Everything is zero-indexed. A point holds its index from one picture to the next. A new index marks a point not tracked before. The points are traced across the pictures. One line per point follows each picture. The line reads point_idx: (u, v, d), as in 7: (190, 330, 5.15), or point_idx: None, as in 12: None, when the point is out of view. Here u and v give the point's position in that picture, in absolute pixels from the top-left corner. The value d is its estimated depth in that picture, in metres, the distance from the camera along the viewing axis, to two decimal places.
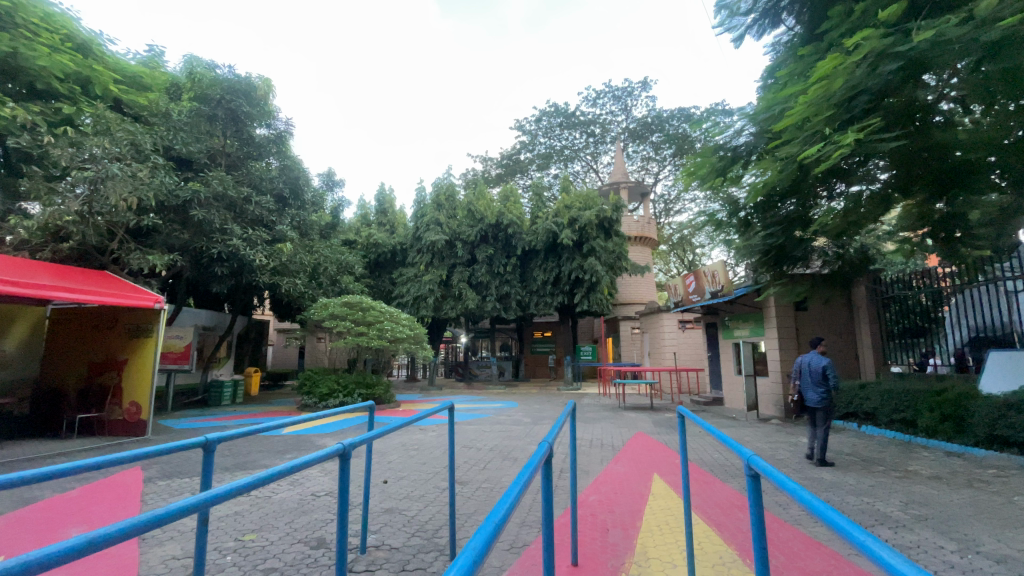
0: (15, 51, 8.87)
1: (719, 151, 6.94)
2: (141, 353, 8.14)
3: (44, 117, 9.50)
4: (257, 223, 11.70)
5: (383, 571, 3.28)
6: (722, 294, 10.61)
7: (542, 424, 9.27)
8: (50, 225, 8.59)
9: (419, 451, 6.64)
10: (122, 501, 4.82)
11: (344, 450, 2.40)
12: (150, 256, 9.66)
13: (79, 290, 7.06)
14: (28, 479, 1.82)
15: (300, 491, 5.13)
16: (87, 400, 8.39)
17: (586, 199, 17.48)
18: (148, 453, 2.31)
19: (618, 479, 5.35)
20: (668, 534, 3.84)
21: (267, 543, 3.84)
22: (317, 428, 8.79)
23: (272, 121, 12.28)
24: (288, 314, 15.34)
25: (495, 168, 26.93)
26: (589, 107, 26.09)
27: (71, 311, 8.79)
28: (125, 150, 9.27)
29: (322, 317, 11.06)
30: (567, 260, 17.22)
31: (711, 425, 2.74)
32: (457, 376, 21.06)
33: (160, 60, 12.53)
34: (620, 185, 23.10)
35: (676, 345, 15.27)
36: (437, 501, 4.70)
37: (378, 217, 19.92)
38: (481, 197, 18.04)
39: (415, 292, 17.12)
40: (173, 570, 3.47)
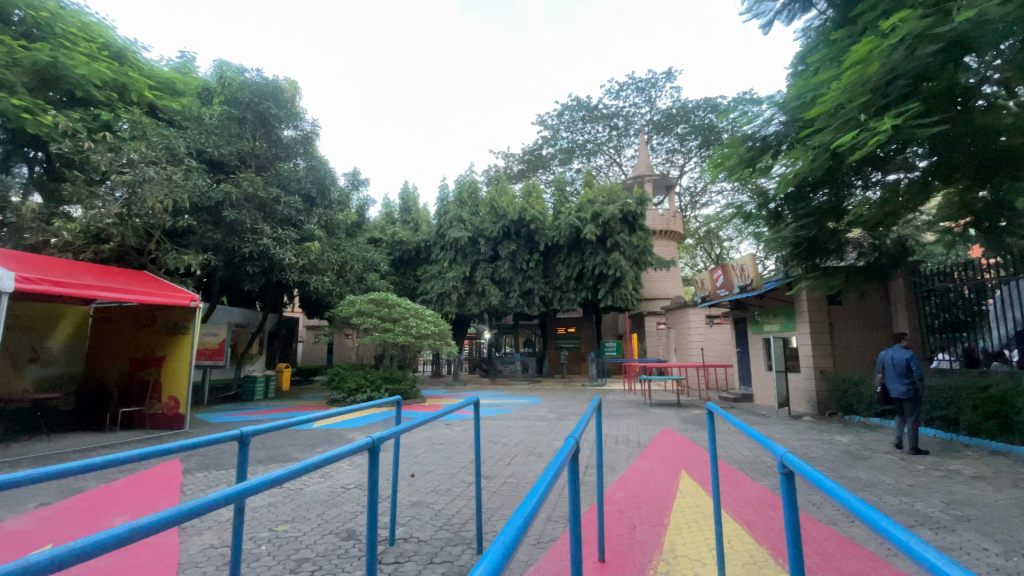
0: (55, 60, 9.32)
1: (747, 141, 6.77)
2: (179, 349, 8.45)
3: (85, 123, 9.93)
4: (286, 223, 11.97)
5: (412, 563, 3.34)
6: (751, 289, 10.33)
7: (567, 419, 9.25)
8: (92, 228, 8.98)
9: (445, 446, 6.72)
10: (163, 491, 5.05)
11: (374, 443, 2.43)
12: (186, 256, 10.01)
13: (120, 290, 7.36)
14: (75, 470, 1.90)
15: (330, 484, 5.26)
16: (129, 395, 8.76)
17: (610, 193, 17.35)
18: (186, 446, 2.39)
19: (644, 476, 5.30)
20: (696, 532, 3.78)
21: (300, 534, 3.95)
22: (346, 422, 8.97)
23: (299, 122, 12.47)
24: (317, 312, 15.69)
25: (517, 164, 26.82)
26: (611, 99, 25.76)
27: (112, 310, 9.18)
28: (160, 154, 9.63)
29: (350, 314, 11.25)
30: (590, 255, 17.05)
31: (740, 422, 2.67)
32: (481, 372, 21.24)
33: (192, 65, 13.02)
34: (645, 178, 22.79)
35: (703, 340, 15.01)
36: (464, 495, 4.75)
37: (402, 215, 20.17)
38: (503, 193, 17.98)
39: (439, 289, 17.32)
40: (210, 558, 3.61)
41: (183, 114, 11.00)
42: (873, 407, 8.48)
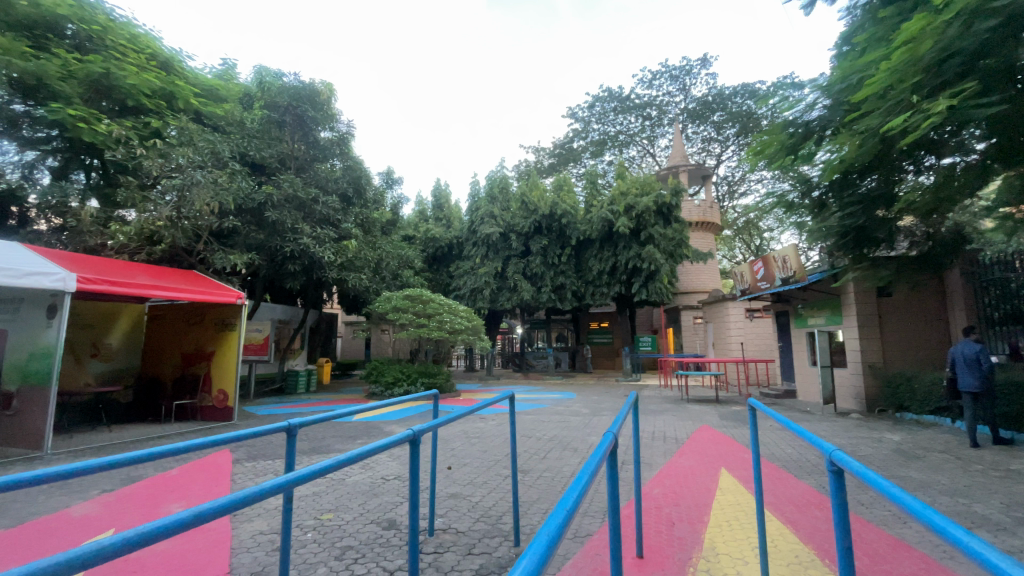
0: (108, 71, 9.93)
1: (789, 128, 6.51)
2: (227, 345, 8.86)
3: (136, 131, 10.49)
4: (325, 222, 12.31)
5: (450, 554, 3.41)
6: (794, 281, 9.94)
7: (602, 414, 9.18)
8: (145, 230, 9.52)
9: (480, 439, 6.80)
10: (215, 480, 5.33)
11: (414, 436, 2.49)
12: (231, 255, 10.44)
13: (171, 289, 7.73)
14: (137, 459, 2.04)
15: (371, 475, 5.42)
16: (182, 388, 9.24)
17: (643, 184, 17.00)
18: (236, 436, 2.51)
19: (682, 473, 5.21)
20: (738, 530, 3.70)
21: (343, 523, 4.09)
22: (385, 415, 9.19)
23: (335, 123, 12.64)
24: (355, 308, 16.11)
25: (548, 158, 26.51)
26: (644, 89, 25.22)
27: (165, 308, 9.69)
28: (206, 158, 10.08)
29: (386, 310, 11.49)
30: (623, 249, 16.80)
31: (785, 418, 2.58)
32: (514, 366, 21.32)
33: (233, 71, 13.54)
34: (679, 169, 22.26)
35: (743, 335, 14.59)
36: (500, 488, 4.79)
37: (435, 213, 20.38)
38: (534, 187, 17.90)
39: (471, 285, 17.57)
40: (260, 544, 3.80)
41: (227, 119, 11.46)
42: (927, 404, 8.03)
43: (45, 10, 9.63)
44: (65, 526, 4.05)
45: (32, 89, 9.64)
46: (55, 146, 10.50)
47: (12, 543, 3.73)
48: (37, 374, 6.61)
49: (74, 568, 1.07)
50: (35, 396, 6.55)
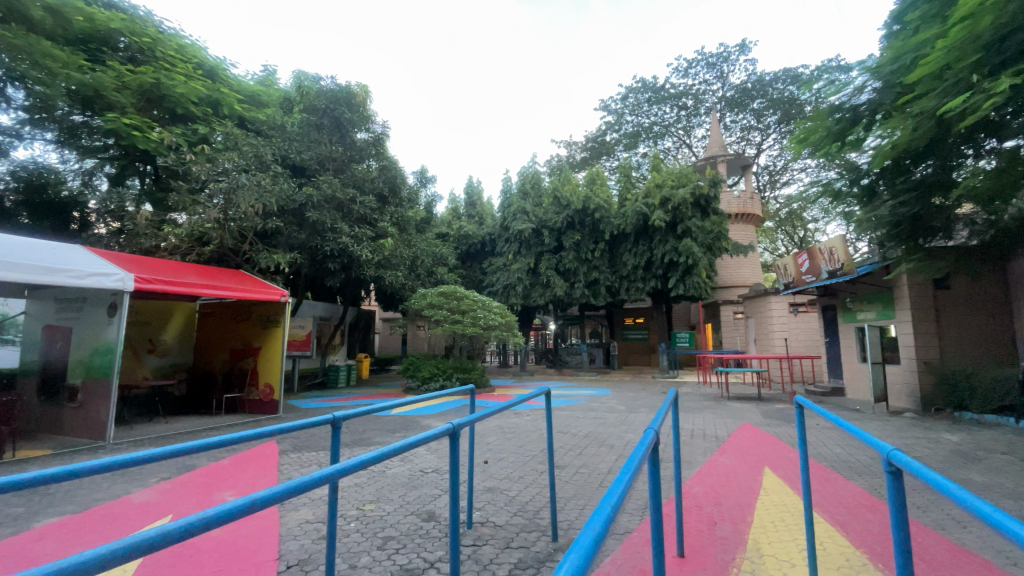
0: (159, 81, 10.51)
1: (835, 113, 6.22)
2: (272, 341, 9.24)
3: (186, 138, 11.03)
4: (362, 221, 12.61)
5: (489, 547, 3.45)
6: (842, 274, 9.51)
7: (638, 411, 9.05)
8: (195, 232, 10.01)
9: (516, 435, 6.83)
10: (264, 470, 5.57)
11: (454, 429, 2.53)
12: (275, 255, 10.83)
13: (220, 288, 8.09)
14: (195, 448, 2.17)
15: (410, 467, 5.54)
16: (231, 382, 9.68)
17: (680, 176, 16.61)
18: (283, 429, 2.61)
19: (724, 472, 5.08)
20: (783, 531, 3.59)
21: (384, 514, 4.20)
22: (422, 409, 9.36)
23: (371, 124, 12.95)
24: (392, 305, 16.45)
25: (581, 152, 26.14)
26: (679, 78, 24.59)
27: (214, 306, 10.15)
28: (250, 162, 10.49)
29: (422, 306, 11.68)
30: (659, 243, 16.47)
31: (836, 417, 2.48)
32: (548, 362, 21.27)
33: (273, 77, 14.05)
34: (717, 159, 21.60)
35: (786, 330, 14.07)
36: (536, 483, 4.81)
37: (468, 210, 20.49)
38: (567, 182, 17.79)
39: (505, 281, 17.65)
40: (307, 532, 3.95)
41: (268, 124, 11.84)
42: (989, 403, 7.54)
43: (99, 24, 10.24)
44: (129, 512, 4.34)
45: (90, 101, 10.26)
46: (111, 154, 11.18)
47: (82, 526, 4.03)
48: (100, 368, 7.07)
49: (144, 550, 1.14)
50: (98, 389, 7.02)
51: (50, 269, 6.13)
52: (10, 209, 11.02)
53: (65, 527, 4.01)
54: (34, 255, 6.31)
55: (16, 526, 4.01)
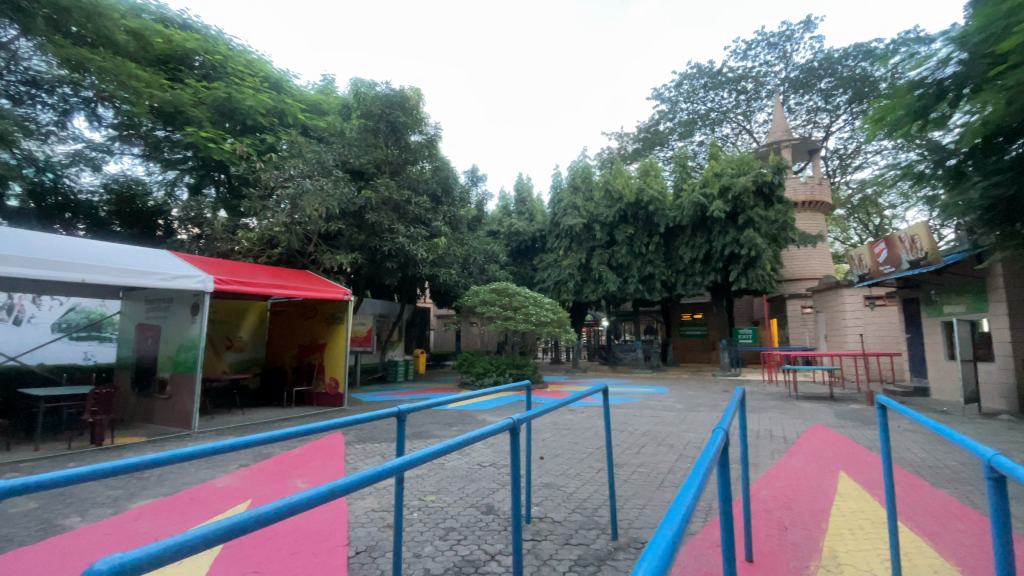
0: (231, 96, 11.39)
1: (917, 89, 5.71)
2: (337, 337, 9.76)
3: (255, 147, 11.80)
4: (417, 221, 12.98)
5: (548, 542, 3.47)
6: (926, 264, 8.78)
7: (698, 410, 8.78)
8: (265, 235, 10.65)
9: (571, 431, 6.82)
10: (331, 460, 5.89)
11: (514, 424, 2.56)
12: (337, 256, 11.35)
13: (287, 287, 8.58)
14: (276, 438, 2.35)
15: (468, 460, 5.68)
16: (299, 376, 10.28)
17: (740, 163, 15.84)
18: (348, 421, 2.74)
19: (793, 475, 4.83)
20: (862, 539, 3.37)
21: (445, 505, 4.33)
22: (478, 404, 9.55)
23: (424, 127, 13.31)
24: (445, 302, 16.80)
25: (633, 143, 25.09)
26: (737, 61, 23.43)
27: (284, 304, 10.79)
28: (313, 168, 11.01)
29: (475, 304, 11.88)
30: (718, 235, 15.81)
31: (925, 419, 2.30)
32: (600, 359, 21.02)
33: (332, 86, 14.73)
34: (781, 144, 20.41)
35: (859, 325, 13.16)
36: (594, 480, 4.78)
37: (518, 207, 20.51)
38: (618, 175, 17.41)
39: (556, 277, 17.61)
40: (373, 520, 4.15)
41: (329, 131, 12.29)
42: None
43: (176, 45, 11.29)
44: (213, 496, 4.73)
45: (171, 117, 11.19)
46: (190, 166, 12.10)
47: (175, 508, 4.44)
48: (185, 362, 7.71)
49: (254, 524, 1.27)
50: (184, 382, 7.67)
51: (140, 273, 6.75)
52: (104, 218, 12.16)
53: (159, 508, 4.45)
54: (128, 259, 6.98)
55: (117, 506, 4.48)
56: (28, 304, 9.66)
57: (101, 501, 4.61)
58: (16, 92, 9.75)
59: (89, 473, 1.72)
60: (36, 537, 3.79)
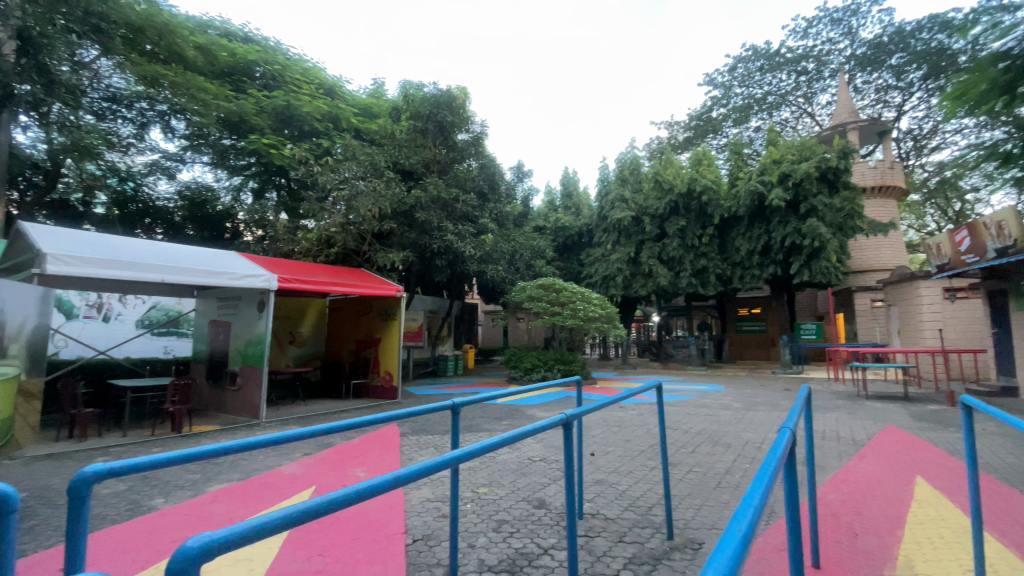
0: (289, 104, 12.00)
1: (1000, 62, 5.20)
2: (391, 332, 10.14)
3: (313, 152, 12.30)
4: (465, 218, 13.15)
5: (601, 539, 3.45)
6: (1015, 253, 8.00)
7: (756, 409, 8.45)
8: (323, 235, 11.15)
9: (623, 428, 6.73)
10: (388, 450, 6.13)
11: (568, 419, 2.57)
12: (390, 254, 11.70)
13: (343, 285, 8.97)
14: (340, 428, 2.49)
15: (519, 455, 5.73)
16: (356, 369, 10.74)
17: (802, 149, 14.96)
18: (405, 413, 2.84)
19: (863, 478, 4.56)
20: (942, 549, 3.14)
21: (497, 498, 4.40)
22: (527, 399, 9.59)
23: (470, 125, 13.47)
24: (493, 298, 16.95)
25: (684, 132, 24.16)
26: (797, 40, 22.10)
27: (341, 301, 11.26)
28: (367, 170, 11.38)
29: (522, 299, 11.92)
30: (778, 225, 15.04)
31: (1016, 420, 2.11)
32: (651, 355, 20.54)
33: (382, 89, 15.19)
34: (847, 126, 19.08)
35: (937, 320, 12.14)
36: (647, 479, 4.70)
37: (564, 202, 20.35)
38: (669, 165, 16.90)
39: (604, 272, 17.37)
40: (428, 509, 4.28)
41: (380, 133, 12.62)
42: None
43: (239, 58, 12.09)
44: (281, 482, 5.05)
45: (236, 126, 11.93)
46: (253, 172, 12.79)
47: (247, 492, 4.78)
48: (253, 356, 8.22)
49: (330, 507, 1.36)
50: (252, 374, 8.19)
51: (213, 273, 7.28)
52: (179, 222, 13.19)
53: (232, 491, 4.80)
54: (201, 260, 7.53)
55: (196, 489, 4.87)
56: (114, 301, 10.74)
57: (182, 484, 5.03)
58: (100, 108, 10.70)
59: (175, 458, 1.90)
60: (126, 515, 4.19)
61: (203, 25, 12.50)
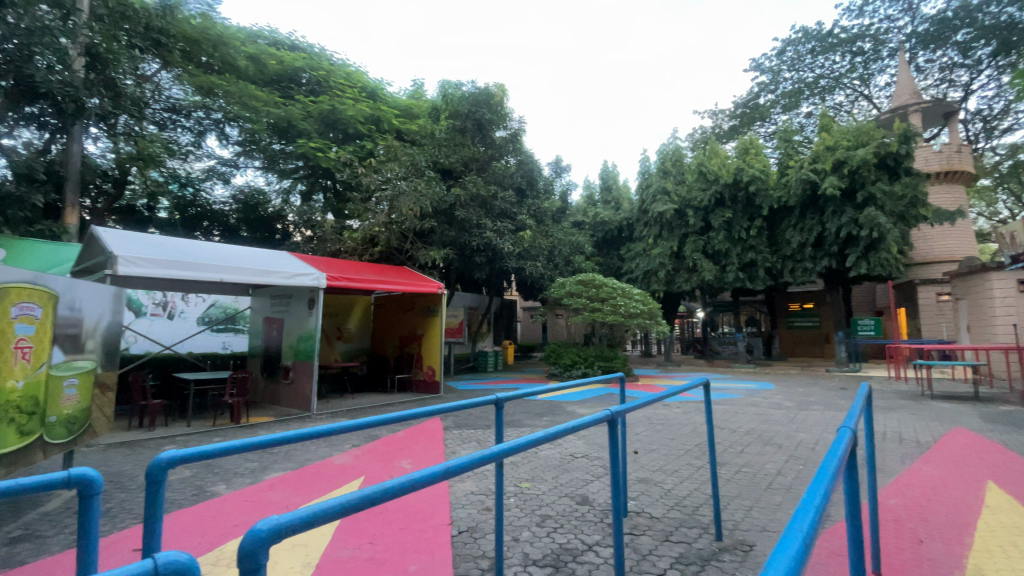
0: (335, 108, 12.46)
1: None
2: (433, 329, 10.38)
3: (357, 154, 12.64)
4: (503, 216, 13.21)
5: (646, 537, 3.42)
6: None
7: (810, 409, 8.08)
8: (368, 234, 11.49)
9: (666, 427, 6.62)
10: (432, 443, 6.28)
11: (613, 416, 2.55)
12: (431, 252, 11.92)
13: (387, 282, 9.21)
14: (388, 421, 2.58)
15: (560, 451, 5.74)
16: (401, 365, 11.05)
17: (858, 134, 14.12)
18: (451, 407, 2.91)
19: (928, 482, 4.29)
20: (1018, 559, 2.93)
21: (540, 493, 4.43)
22: (567, 395, 9.58)
23: (508, 122, 13.52)
24: (532, 295, 16.95)
25: (729, 120, 23.15)
26: (852, 20, 20.86)
27: (385, 298, 11.57)
28: (408, 170, 11.62)
29: (561, 295, 11.87)
30: (832, 215, 14.28)
31: None
32: (696, 352, 19.99)
33: (422, 90, 15.47)
34: (908, 109, 17.83)
35: (1013, 314, 11.21)
36: (693, 478, 4.61)
37: (603, 196, 20.07)
38: (714, 155, 16.36)
39: (645, 267, 17.03)
40: (472, 502, 4.37)
41: (421, 133, 12.88)
42: None
43: (287, 65, 12.67)
44: (331, 472, 5.27)
45: (285, 131, 12.48)
46: (301, 174, 13.29)
47: (300, 481, 5.02)
48: (304, 351, 8.59)
49: (384, 496, 1.42)
50: (303, 369, 8.57)
51: (266, 272, 7.64)
52: (234, 225, 13.93)
53: (288, 480, 5.07)
54: (256, 261, 7.92)
55: (254, 477, 5.16)
56: (178, 300, 11.38)
57: (241, 472, 5.34)
58: (161, 119, 11.16)
59: (238, 446, 2.03)
60: (191, 501, 4.49)
61: (254, 35, 13.10)
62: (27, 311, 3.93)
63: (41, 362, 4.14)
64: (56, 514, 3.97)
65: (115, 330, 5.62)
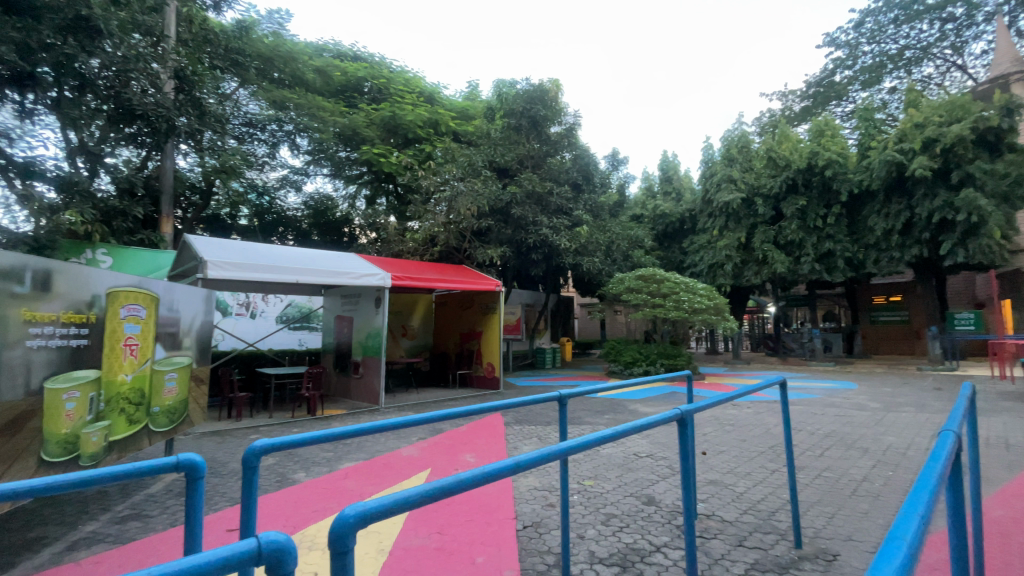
0: (395, 114, 12.94)
1: None
2: (492, 326, 10.58)
3: (416, 156, 13.00)
4: (559, 211, 13.14)
5: (718, 541, 3.30)
6: None
7: (899, 411, 7.43)
8: (428, 235, 11.82)
9: (736, 427, 6.34)
10: (494, 438, 6.40)
11: (683, 414, 2.49)
12: (488, 250, 12.08)
13: (447, 281, 9.46)
14: (455, 416, 2.66)
15: (624, 449, 5.66)
16: (462, 361, 11.39)
17: (952, 107, 12.71)
18: (517, 403, 2.95)
19: None
20: None
21: (604, 491, 4.39)
22: (629, 394, 9.43)
23: (563, 117, 13.45)
24: (590, 291, 16.74)
25: (800, 101, 21.62)
26: None
27: (445, 296, 11.92)
28: (465, 170, 11.84)
29: (620, 291, 11.65)
30: (923, 198, 12.99)
31: None
32: (768, 349, 18.88)
33: (477, 91, 15.68)
34: (1012, 77, 15.89)
35: None
36: (768, 482, 4.39)
37: (663, 187, 19.44)
38: (784, 139, 15.42)
39: (709, 260, 16.35)
40: (536, 498, 4.41)
41: (476, 134, 13.02)
42: None
43: (350, 75, 13.35)
44: (400, 463, 5.51)
45: (350, 139, 13.12)
46: (365, 180, 13.84)
47: (371, 471, 5.29)
48: (372, 348, 9.00)
49: (459, 487, 1.48)
50: (371, 365, 9.00)
51: (336, 273, 8.07)
52: (305, 229, 14.84)
53: (360, 469, 5.35)
54: (326, 262, 8.39)
55: (330, 466, 5.50)
56: (259, 301, 12.27)
57: (318, 461, 5.72)
58: (241, 133, 12.07)
59: (320, 437, 2.18)
60: (276, 487, 4.86)
61: (320, 49, 13.90)
62: (133, 311, 4.40)
63: (146, 357, 4.62)
64: (161, 495, 4.44)
65: (207, 329, 6.07)
